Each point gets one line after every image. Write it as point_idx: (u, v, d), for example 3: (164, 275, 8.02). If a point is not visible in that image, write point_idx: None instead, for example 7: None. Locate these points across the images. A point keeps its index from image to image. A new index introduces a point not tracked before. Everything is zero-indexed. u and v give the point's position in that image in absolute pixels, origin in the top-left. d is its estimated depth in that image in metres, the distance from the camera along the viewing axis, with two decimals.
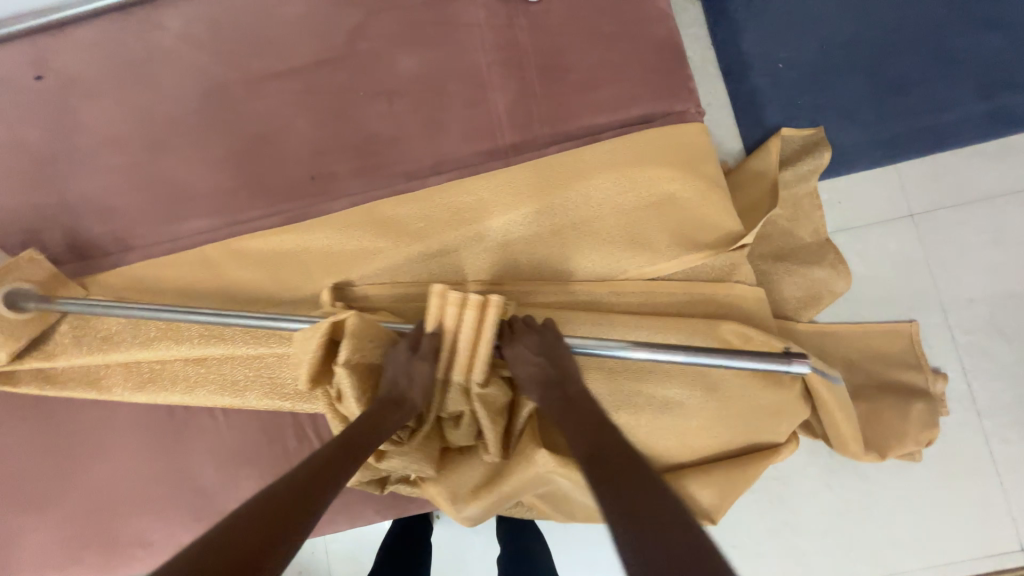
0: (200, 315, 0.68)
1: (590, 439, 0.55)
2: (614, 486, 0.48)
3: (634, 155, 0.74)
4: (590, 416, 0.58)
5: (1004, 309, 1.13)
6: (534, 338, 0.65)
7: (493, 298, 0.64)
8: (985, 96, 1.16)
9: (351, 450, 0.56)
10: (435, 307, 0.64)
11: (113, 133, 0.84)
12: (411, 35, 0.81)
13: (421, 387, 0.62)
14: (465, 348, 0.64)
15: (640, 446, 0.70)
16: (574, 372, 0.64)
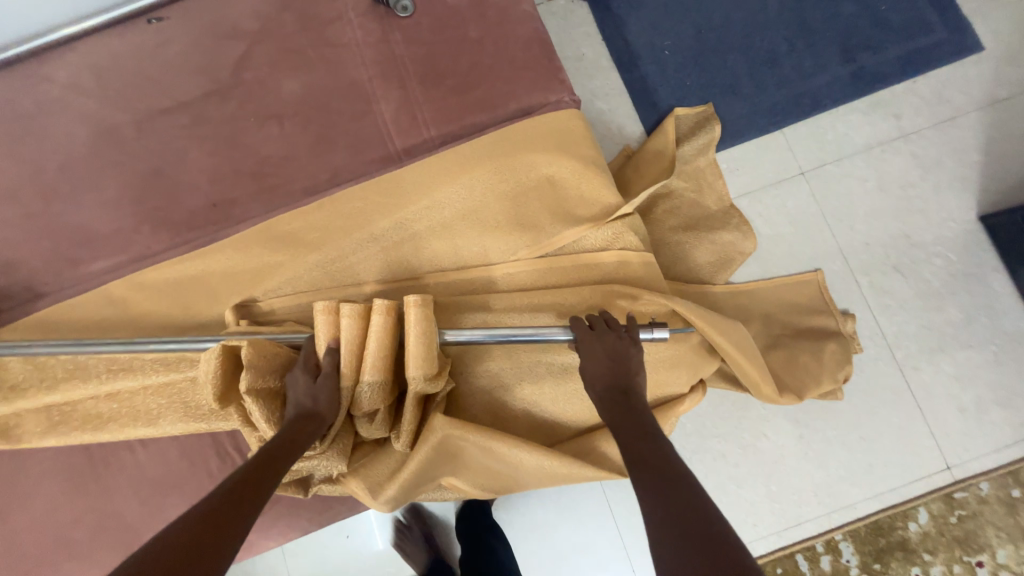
0: (109, 344, 0.68)
1: (633, 445, 0.56)
2: (665, 506, 0.47)
3: (512, 146, 0.79)
4: (641, 421, 0.59)
5: (896, 247, 1.22)
6: (610, 338, 0.66)
7: (413, 297, 0.63)
8: (846, 60, 1.29)
9: (267, 471, 0.55)
10: (327, 323, 0.67)
11: (6, 186, 0.84)
12: (294, 60, 0.86)
13: (328, 398, 0.63)
14: (373, 352, 0.65)
15: (547, 413, 0.75)
16: (640, 379, 0.65)
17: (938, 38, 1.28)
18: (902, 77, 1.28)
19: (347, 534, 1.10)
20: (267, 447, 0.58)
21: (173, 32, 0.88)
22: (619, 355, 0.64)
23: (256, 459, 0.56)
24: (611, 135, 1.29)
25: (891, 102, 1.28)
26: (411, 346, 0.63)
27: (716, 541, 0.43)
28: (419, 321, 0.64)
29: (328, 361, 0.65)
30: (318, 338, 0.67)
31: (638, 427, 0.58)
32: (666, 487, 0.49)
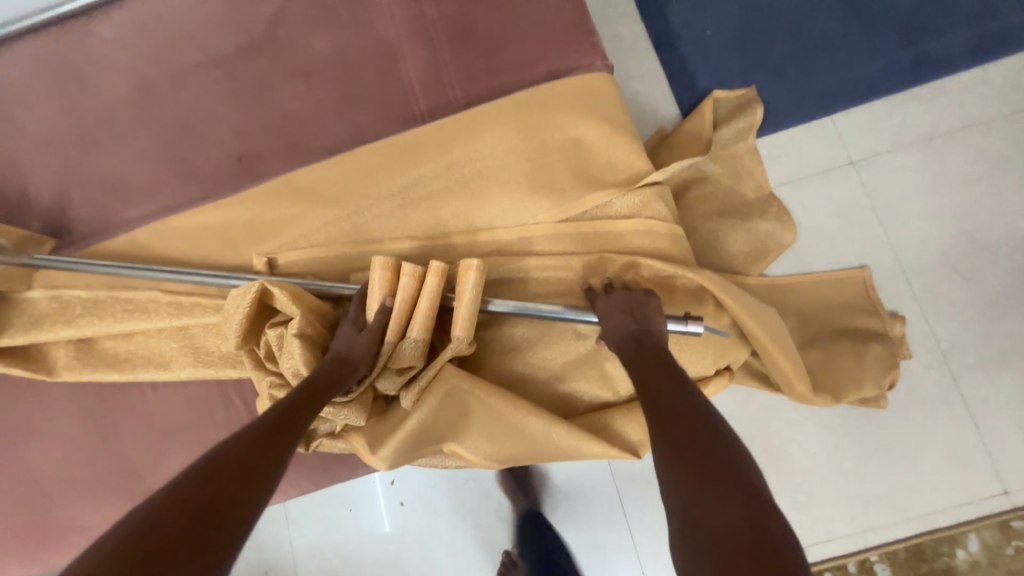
0: (154, 270, 0.72)
1: (648, 379, 0.61)
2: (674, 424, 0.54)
3: (538, 105, 0.75)
4: (655, 358, 0.63)
5: (955, 247, 1.12)
6: (626, 303, 0.68)
7: (475, 261, 0.66)
8: (907, 44, 1.19)
9: (304, 408, 0.57)
10: (382, 281, 0.67)
11: (50, 133, 0.88)
12: (324, 17, 0.85)
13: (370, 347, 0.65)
14: (424, 313, 0.66)
15: (555, 380, 0.75)
16: (659, 322, 0.67)
17: (1014, 22, 1.17)
18: (971, 64, 1.17)
19: (351, 509, 1.09)
20: (304, 386, 0.60)
21: None
22: (638, 322, 0.67)
23: (293, 397, 0.58)
24: (645, 116, 1.24)
25: (956, 91, 1.17)
26: (460, 310, 0.66)
27: (734, 483, 0.45)
28: (474, 286, 0.66)
29: (380, 315, 0.66)
30: (370, 292, 0.67)
31: (664, 383, 0.59)
32: (688, 435, 0.51)
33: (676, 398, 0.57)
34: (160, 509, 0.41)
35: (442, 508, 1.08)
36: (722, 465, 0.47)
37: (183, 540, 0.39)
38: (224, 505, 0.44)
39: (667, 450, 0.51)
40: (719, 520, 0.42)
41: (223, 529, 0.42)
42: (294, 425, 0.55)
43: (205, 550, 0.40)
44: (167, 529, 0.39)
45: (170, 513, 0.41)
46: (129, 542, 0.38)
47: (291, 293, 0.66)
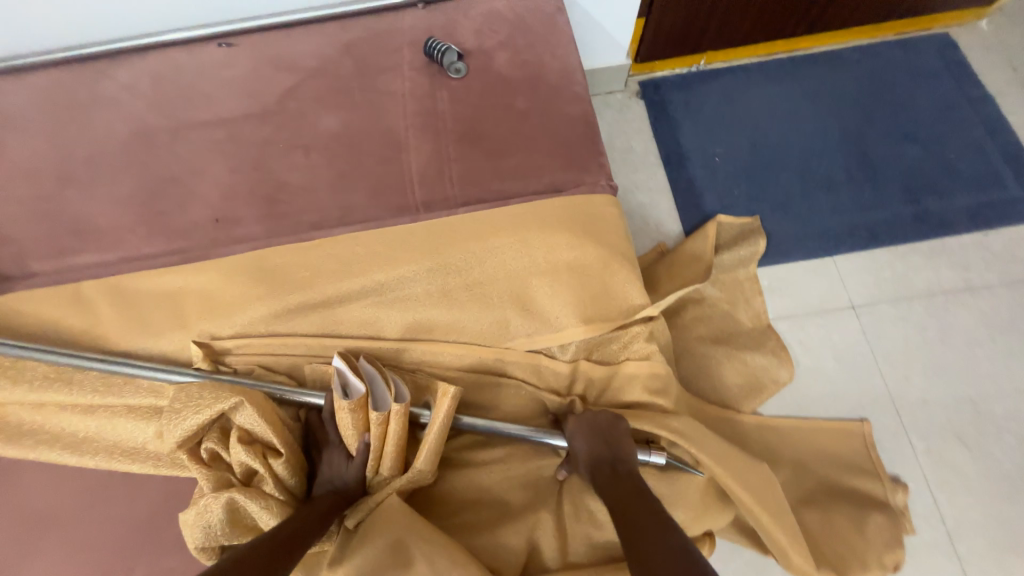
0: (81, 358, 0.64)
1: (618, 510, 0.53)
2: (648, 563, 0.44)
3: (538, 219, 0.71)
4: (625, 484, 0.56)
5: (959, 412, 1.05)
6: (601, 425, 0.63)
7: (450, 388, 0.60)
8: (908, 200, 1.22)
9: (319, 518, 0.57)
10: (353, 422, 0.60)
11: (31, 165, 0.84)
12: (338, 99, 0.85)
13: (361, 480, 0.64)
14: (395, 454, 0.61)
15: (506, 521, 0.64)
16: (627, 446, 0.61)
17: (1010, 195, 1.20)
18: (970, 227, 1.19)
19: None
20: (316, 508, 0.58)
21: (236, 56, 0.91)
22: (613, 454, 0.60)
23: (307, 512, 0.57)
24: (648, 228, 1.23)
25: (958, 251, 1.17)
26: (429, 441, 0.60)
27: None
28: (446, 413, 0.60)
29: (361, 453, 0.62)
30: (342, 429, 0.61)
31: (635, 511, 0.52)
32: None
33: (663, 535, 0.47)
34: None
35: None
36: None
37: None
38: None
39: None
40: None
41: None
42: (311, 529, 0.55)
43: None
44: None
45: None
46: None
47: (267, 412, 0.62)
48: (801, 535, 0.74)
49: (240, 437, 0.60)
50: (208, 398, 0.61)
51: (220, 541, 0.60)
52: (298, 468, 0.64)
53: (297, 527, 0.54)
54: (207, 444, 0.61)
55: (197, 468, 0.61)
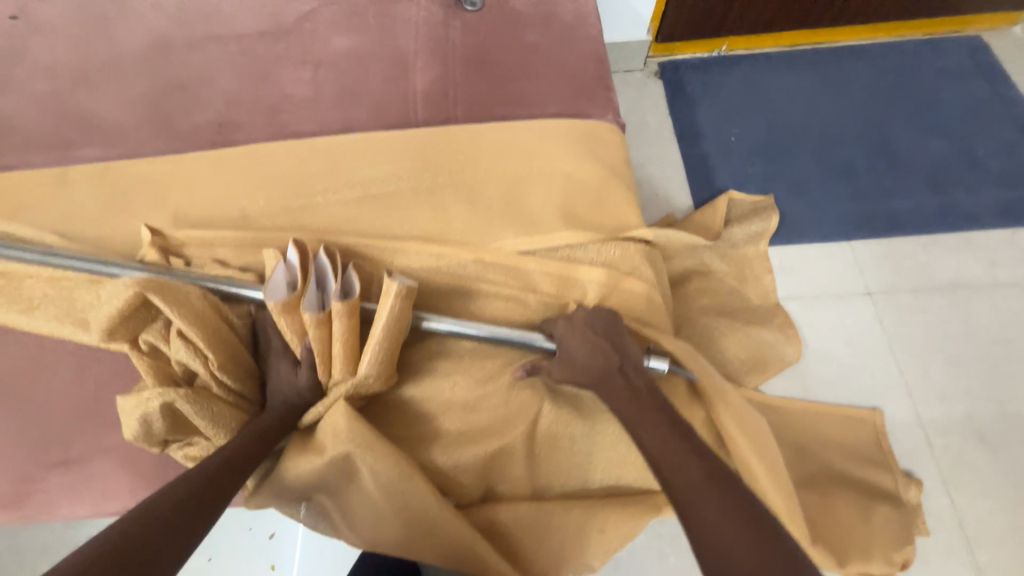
0: (22, 253, 0.59)
1: (661, 449, 0.50)
2: (720, 526, 0.44)
3: (536, 135, 0.70)
4: (658, 415, 0.53)
5: (982, 411, 0.97)
6: (595, 322, 0.58)
7: (392, 285, 0.49)
8: (934, 192, 1.16)
9: (252, 459, 0.50)
10: (291, 329, 0.53)
11: (52, 65, 0.86)
12: (352, 23, 0.86)
13: (314, 388, 0.56)
14: (339, 353, 0.52)
15: (464, 442, 0.56)
16: (635, 358, 0.57)
17: None
18: (999, 224, 1.12)
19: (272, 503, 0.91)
20: (260, 428, 0.53)
21: None
22: (610, 355, 0.56)
23: (250, 433, 0.52)
24: (657, 199, 1.20)
25: (986, 246, 1.11)
26: (374, 341, 0.51)
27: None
28: (392, 314, 0.50)
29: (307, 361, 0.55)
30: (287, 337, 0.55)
31: (679, 454, 0.50)
32: (742, 568, 0.40)
33: (705, 501, 0.46)
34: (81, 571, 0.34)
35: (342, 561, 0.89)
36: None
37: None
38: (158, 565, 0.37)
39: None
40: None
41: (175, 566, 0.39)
42: (240, 470, 0.49)
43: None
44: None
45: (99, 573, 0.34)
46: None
47: (199, 311, 0.54)
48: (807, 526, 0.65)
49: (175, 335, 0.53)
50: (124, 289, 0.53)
51: (162, 436, 0.55)
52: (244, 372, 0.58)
53: (221, 473, 0.47)
54: (145, 338, 0.56)
55: (138, 364, 0.56)
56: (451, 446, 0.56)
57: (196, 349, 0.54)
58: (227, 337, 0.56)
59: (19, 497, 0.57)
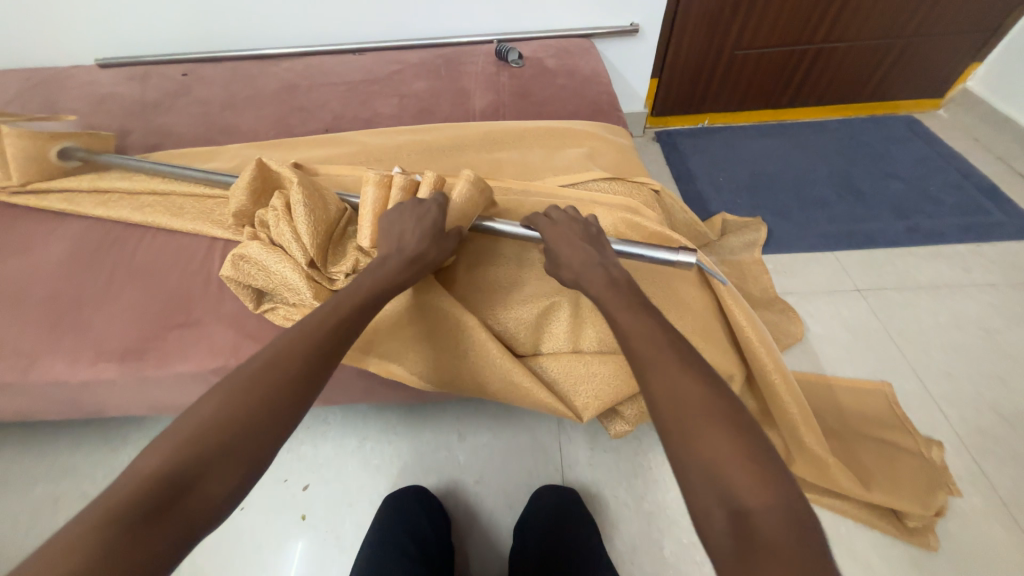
0: (190, 171, 0.82)
1: (650, 371, 0.47)
2: (707, 451, 0.41)
3: (567, 127, 0.94)
4: (653, 334, 0.50)
5: (988, 387, 1.02)
6: (578, 227, 0.62)
7: (467, 172, 0.65)
8: (899, 217, 1.37)
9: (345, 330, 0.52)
10: (375, 198, 0.64)
11: (208, 98, 1.18)
12: (429, 75, 1.19)
13: (438, 246, 0.59)
14: None
15: (519, 303, 0.64)
16: (615, 261, 0.59)
17: (996, 219, 1.34)
18: (962, 240, 1.30)
19: (316, 455, 0.97)
20: (377, 281, 0.56)
21: (363, 58, 1.30)
22: (596, 252, 0.59)
23: (360, 296, 0.54)
24: None
25: (955, 257, 1.26)
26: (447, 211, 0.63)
27: (767, 476, 0.39)
28: (462, 191, 0.64)
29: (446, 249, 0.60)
30: (361, 211, 0.64)
31: (671, 373, 0.46)
32: (690, 414, 0.43)
33: (666, 363, 0.47)
34: (172, 456, 0.40)
35: (367, 518, 0.89)
36: (744, 453, 0.41)
37: (200, 483, 0.40)
38: (248, 450, 0.43)
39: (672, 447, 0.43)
40: (758, 517, 0.37)
41: (255, 449, 0.43)
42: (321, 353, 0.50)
43: (223, 496, 0.41)
44: (184, 473, 0.40)
45: (184, 460, 0.40)
46: (149, 480, 0.39)
47: (306, 189, 0.66)
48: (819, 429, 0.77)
49: (279, 205, 0.67)
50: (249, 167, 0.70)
51: (247, 281, 0.65)
52: (321, 247, 0.65)
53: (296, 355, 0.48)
54: (258, 216, 0.69)
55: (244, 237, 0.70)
56: (512, 306, 0.64)
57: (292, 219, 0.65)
58: (317, 214, 0.65)
59: (135, 350, 0.68)
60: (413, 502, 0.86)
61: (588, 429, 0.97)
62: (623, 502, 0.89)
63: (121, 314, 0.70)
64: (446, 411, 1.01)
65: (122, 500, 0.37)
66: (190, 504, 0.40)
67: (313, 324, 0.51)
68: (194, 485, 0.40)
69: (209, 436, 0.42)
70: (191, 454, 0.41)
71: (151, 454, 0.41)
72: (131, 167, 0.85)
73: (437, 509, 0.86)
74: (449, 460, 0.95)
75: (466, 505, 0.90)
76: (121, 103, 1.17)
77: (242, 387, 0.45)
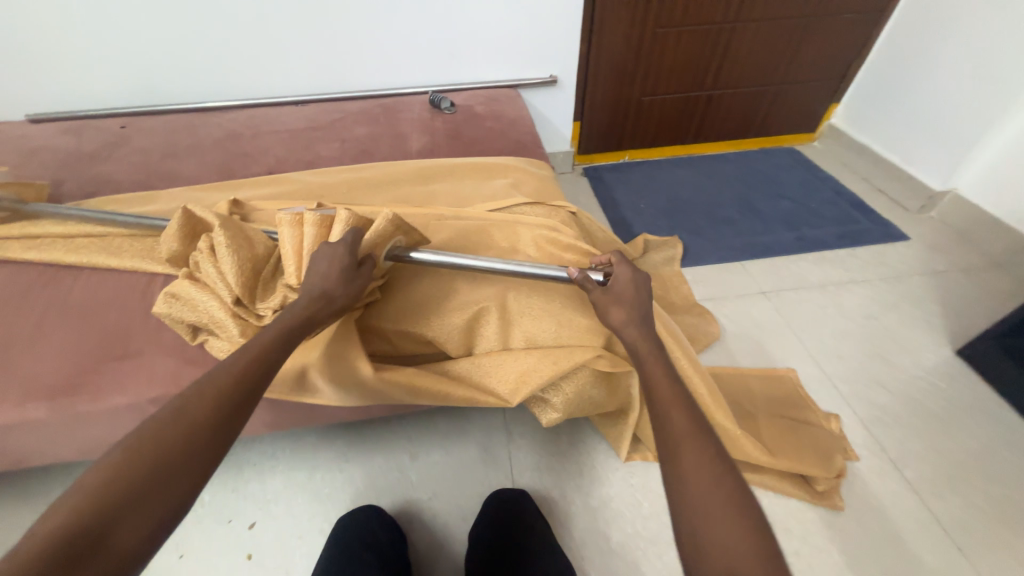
0: (128, 213, 0.85)
1: (673, 450, 0.51)
2: (716, 538, 0.43)
3: (493, 162, 1.06)
4: (677, 416, 0.54)
5: (872, 365, 1.19)
6: (635, 281, 0.68)
7: (386, 212, 0.66)
8: (790, 230, 1.59)
9: (267, 370, 0.54)
10: (292, 236, 0.68)
11: (147, 148, 1.21)
12: (368, 121, 1.30)
13: (346, 284, 0.61)
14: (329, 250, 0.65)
15: (450, 313, 0.72)
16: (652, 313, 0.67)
17: (865, 227, 1.59)
18: (841, 245, 1.53)
19: (264, 491, 0.96)
20: (287, 319, 0.58)
21: (305, 108, 1.39)
22: (647, 314, 0.65)
23: (280, 330, 0.57)
24: None
25: (837, 259, 1.48)
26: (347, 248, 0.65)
27: (776, 563, 0.41)
28: (380, 229, 0.66)
29: (349, 284, 0.61)
30: (284, 250, 0.68)
31: (688, 456, 0.49)
32: (703, 497, 0.46)
33: (687, 450, 0.50)
34: (80, 506, 0.39)
35: (317, 548, 0.88)
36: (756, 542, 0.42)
37: (114, 531, 0.39)
38: (167, 495, 0.43)
39: (687, 526, 0.46)
40: None
41: (177, 491, 0.43)
42: (244, 395, 0.51)
43: (137, 544, 0.40)
44: (99, 518, 0.39)
45: (98, 511, 0.39)
46: (59, 531, 0.37)
47: (227, 228, 0.68)
48: (728, 411, 0.86)
49: (202, 245, 0.68)
50: (177, 214, 0.75)
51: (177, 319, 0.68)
52: (248, 284, 0.66)
53: (223, 399, 0.49)
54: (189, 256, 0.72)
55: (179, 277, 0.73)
56: (443, 316, 0.72)
57: (216, 258, 0.67)
58: (242, 253, 0.67)
59: (65, 386, 0.67)
60: (366, 526, 0.85)
61: (534, 435, 1.03)
62: (571, 500, 0.94)
63: (50, 353, 0.70)
64: (396, 433, 1.03)
65: (26, 558, 0.35)
66: (100, 556, 0.38)
67: (233, 371, 0.51)
68: (107, 534, 0.39)
69: (122, 484, 0.41)
70: (104, 501, 0.40)
71: (56, 510, 0.39)
72: (64, 211, 0.86)
73: (393, 527, 0.86)
74: (401, 480, 0.97)
75: (420, 523, 0.91)
76: (53, 155, 1.17)
77: (162, 433, 0.45)
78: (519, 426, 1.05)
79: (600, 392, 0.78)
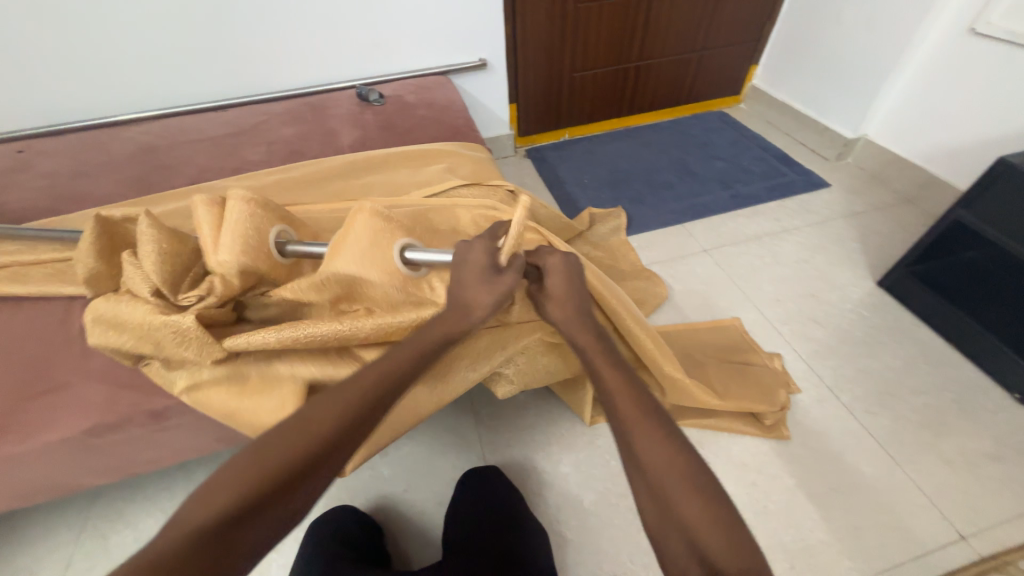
0: (31, 237, 0.79)
1: (630, 432, 0.50)
2: (672, 516, 0.44)
3: (427, 149, 1.06)
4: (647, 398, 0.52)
5: (806, 304, 1.28)
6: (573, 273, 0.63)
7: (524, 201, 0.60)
8: (725, 189, 1.67)
9: (387, 389, 0.54)
10: (211, 215, 0.65)
11: (52, 170, 1.12)
12: (294, 120, 1.26)
13: (490, 289, 0.57)
14: (351, 243, 0.62)
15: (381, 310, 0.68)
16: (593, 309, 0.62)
17: (791, 178, 1.70)
18: (771, 198, 1.62)
19: None
20: (424, 342, 0.57)
21: (225, 113, 1.33)
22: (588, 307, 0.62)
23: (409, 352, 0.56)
24: None
25: (768, 211, 1.58)
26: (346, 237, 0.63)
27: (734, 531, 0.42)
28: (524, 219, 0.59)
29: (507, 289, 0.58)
30: (206, 228, 0.64)
31: (650, 437, 0.48)
32: (662, 475, 0.46)
33: (647, 433, 0.49)
34: (216, 504, 0.42)
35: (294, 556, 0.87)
36: (726, 522, 0.43)
37: (241, 533, 0.43)
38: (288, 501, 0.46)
39: (649, 498, 0.47)
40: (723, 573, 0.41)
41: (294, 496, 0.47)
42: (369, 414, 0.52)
43: (256, 542, 0.45)
44: (233, 517, 0.42)
45: (230, 513, 0.42)
46: (206, 522, 0.41)
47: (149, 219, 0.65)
48: (677, 364, 0.91)
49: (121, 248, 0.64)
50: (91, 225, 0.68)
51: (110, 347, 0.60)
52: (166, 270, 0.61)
53: (349, 415, 0.50)
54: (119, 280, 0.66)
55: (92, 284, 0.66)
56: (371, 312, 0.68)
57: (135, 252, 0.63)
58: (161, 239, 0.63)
59: None
60: (340, 526, 0.84)
61: (500, 414, 1.05)
62: (543, 468, 0.97)
63: None
64: None
65: (174, 546, 0.40)
66: (230, 551, 0.43)
67: (364, 384, 0.52)
68: (235, 534, 0.43)
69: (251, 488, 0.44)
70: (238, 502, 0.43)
71: (195, 500, 0.42)
72: None
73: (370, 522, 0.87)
74: (375, 477, 0.97)
75: (399, 513, 0.92)
76: None
77: (296, 441, 0.47)
78: (485, 407, 1.06)
79: (554, 360, 0.80)
